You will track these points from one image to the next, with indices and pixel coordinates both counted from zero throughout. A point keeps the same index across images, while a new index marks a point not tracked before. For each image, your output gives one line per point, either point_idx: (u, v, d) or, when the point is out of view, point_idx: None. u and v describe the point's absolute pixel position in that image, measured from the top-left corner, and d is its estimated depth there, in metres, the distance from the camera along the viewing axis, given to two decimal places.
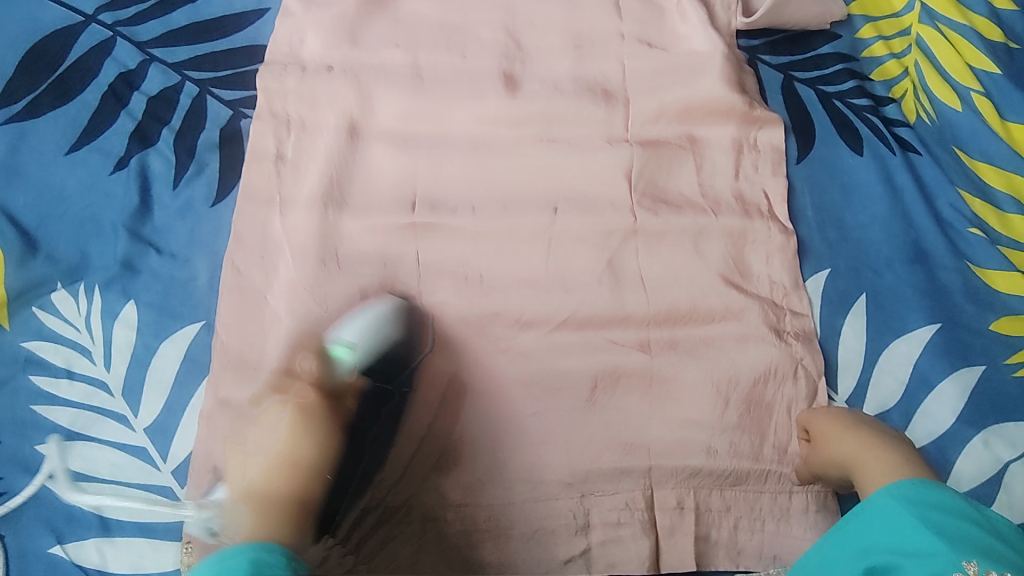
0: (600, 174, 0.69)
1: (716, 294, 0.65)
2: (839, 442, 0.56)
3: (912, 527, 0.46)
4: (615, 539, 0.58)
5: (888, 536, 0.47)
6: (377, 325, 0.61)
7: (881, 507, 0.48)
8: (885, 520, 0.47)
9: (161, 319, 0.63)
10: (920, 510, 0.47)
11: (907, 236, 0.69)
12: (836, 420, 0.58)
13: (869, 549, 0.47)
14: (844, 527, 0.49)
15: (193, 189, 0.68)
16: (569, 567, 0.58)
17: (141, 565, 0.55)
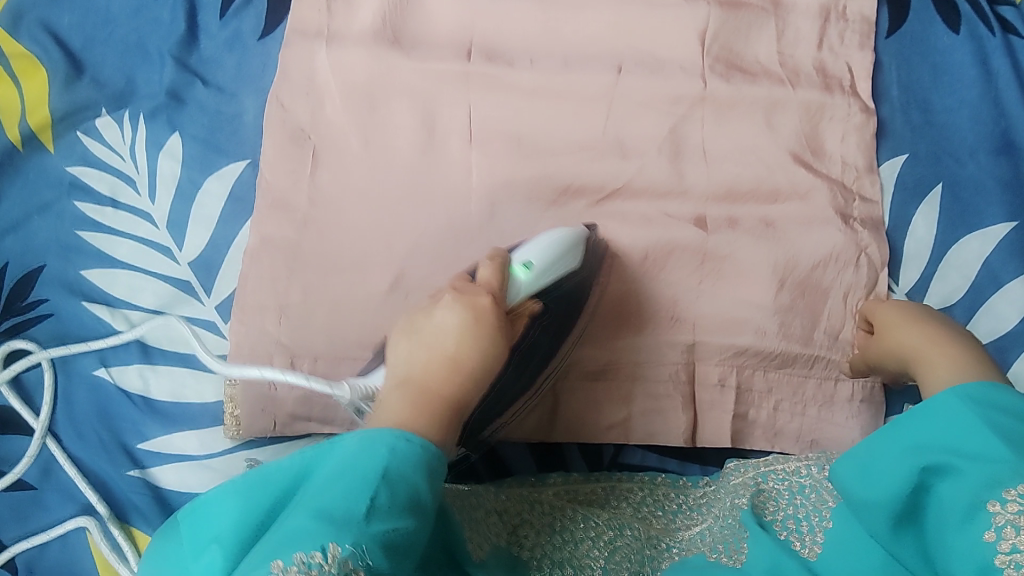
0: (673, 34, 0.64)
1: (784, 172, 0.61)
2: (905, 333, 0.53)
3: (974, 429, 0.42)
4: (656, 410, 0.58)
5: (948, 436, 0.43)
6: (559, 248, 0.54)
7: (945, 406, 0.44)
8: (946, 419, 0.44)
9: (207, 153, 0.61)
10: (987, 412, 0.43)
11: (997, 125, 0.64)
12: (902, 311, 0.55)
13: (928, 447, 0.44)
14: (903, 423, 0.46)
15: (241, 20, 0.64)
16: (609, 434, 0.58)
17: (183, 394, 0.56)
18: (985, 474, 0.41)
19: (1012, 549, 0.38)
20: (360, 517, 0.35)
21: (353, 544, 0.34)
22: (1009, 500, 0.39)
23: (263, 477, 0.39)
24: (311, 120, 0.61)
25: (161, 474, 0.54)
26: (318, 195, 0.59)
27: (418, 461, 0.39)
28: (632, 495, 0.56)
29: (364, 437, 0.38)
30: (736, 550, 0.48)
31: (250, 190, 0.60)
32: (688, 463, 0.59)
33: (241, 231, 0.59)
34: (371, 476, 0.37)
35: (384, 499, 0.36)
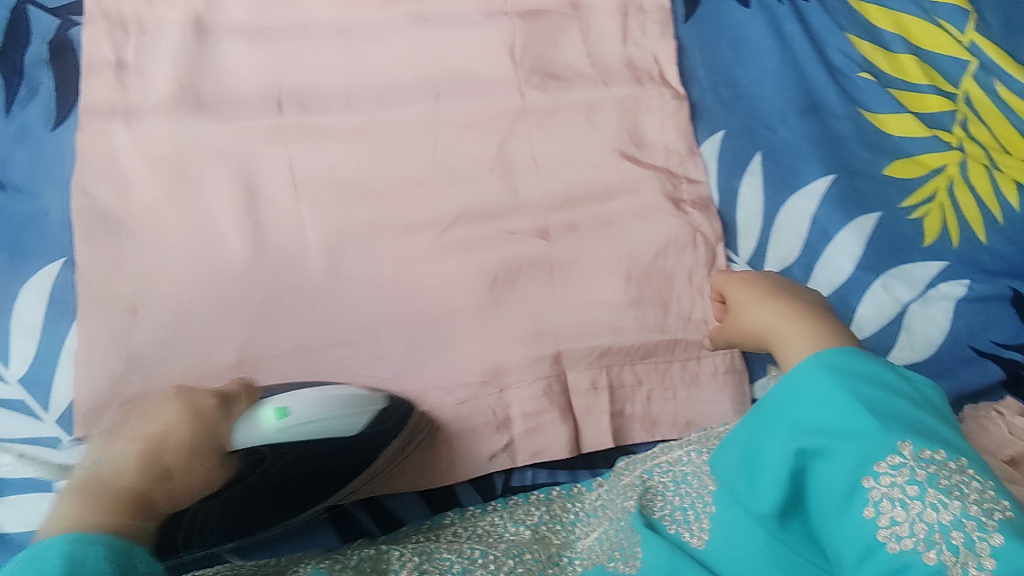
0: (482, 53, 0.64)
1: (612, 168, 0.63)
2: (756, 309, 0.55)
3: (841, 402, 0.43)
4: (536, 427, 0.57)
5: (817, 412, 0.44)
6: (331, 411, 0.52)
7: (809, 378, 0.45)
8: (813, 392, 0.44)
9: (14, 259, 0.56)
10: (851, 384, 0.44)
11: (800, 87, 0.67)
12: (752, 290, 0.56)
13: (799, 427, 0.44)
14: (773, 401, 0.46)
15: (28, 111, 0.60)
16: (495, 463, 0.57)
17: (37, 519, 0.51)
18: (854, 451, 0.42)
19: (891, 523, 0.40)
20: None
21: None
22: (881, 475, 0.41)
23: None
24: (120, 202, 0.58)
25: None
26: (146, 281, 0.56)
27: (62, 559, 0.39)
28: (528, 517, 0.56)
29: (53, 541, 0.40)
30: (631, 556, 0.49)
31: (69, 291, 0.56)
32: (577, 470, 0.59)
33: (68, 337, 0.55)
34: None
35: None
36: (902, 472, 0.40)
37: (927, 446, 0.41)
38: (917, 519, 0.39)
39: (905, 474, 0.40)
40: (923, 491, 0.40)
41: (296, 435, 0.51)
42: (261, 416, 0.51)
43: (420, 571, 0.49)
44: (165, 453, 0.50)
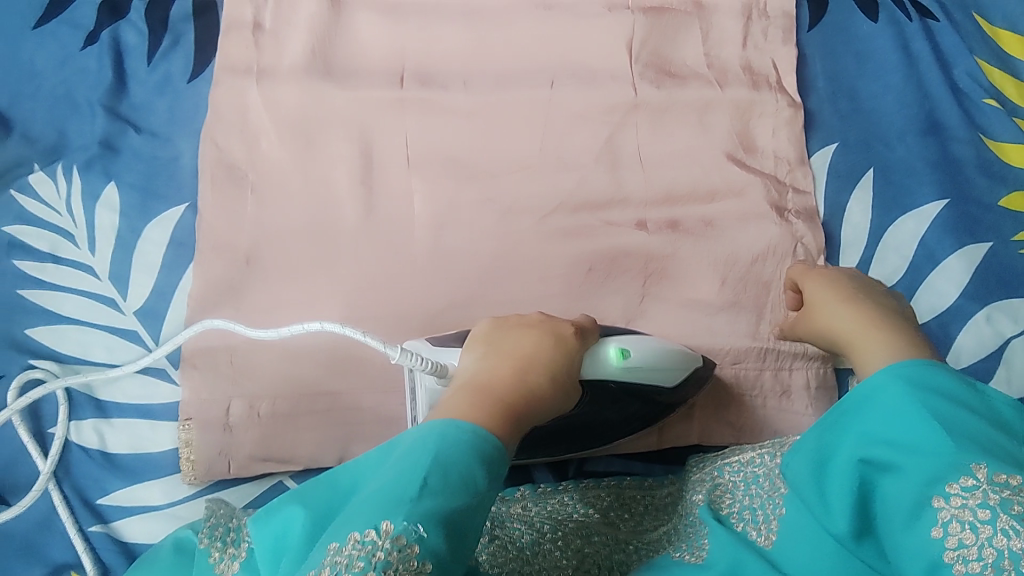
0: (602, 45, 0.65)
1: (717, 170, 0.63)
2: (831, 308, 0.54)
3: (914, 417, 0.42)
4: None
5: (889, 424, 0.43)
6: (660, 359, 0.53)
7: (884, 392, 0.44)
8: (885, 405, 0.44)
9: (145, 200, 0.61)
10: (923, 398, 0.43)
11: (922, 107, 0.66)
12: (829, 289, 0.55)
13: (871, 439, 0.43)
14: (847, 411, 0.46)
15: (170, 63, 0.64)
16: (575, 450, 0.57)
17: (142, 445, 0.56)
18: (922, 468, 0.40)
19: (958, 545, 0.37)
20: (412, 492, 0.36)
21: (408, 518, 0.34)
22: (952, 495, 0.38)
23: (366, 453, 0.41)
24: (247, 157, 0.61)
25: (126, 527, 0.55)
26: (261, 235, 0.59)
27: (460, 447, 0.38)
28: (599, 502, 0.56)
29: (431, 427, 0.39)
30: (698, 547, 0.48)
31: (191, 234, 0.60)
32: (653, 463, 0.60)
33: (184, 276, 0.59)
34: (479, 476, 0.37)
35: (435, 479, 0.36)
36: (974, 493, 0.38)
37: (1003, 470, 0.38)
38: (986, 543, 0.37)
39: (976, 497, 0.38)
40: (994, 516, 0.37)
41: (623, 375, 0.52)
42: (606, 351, 0.52)
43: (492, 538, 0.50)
44: (531, 372, 0.47)
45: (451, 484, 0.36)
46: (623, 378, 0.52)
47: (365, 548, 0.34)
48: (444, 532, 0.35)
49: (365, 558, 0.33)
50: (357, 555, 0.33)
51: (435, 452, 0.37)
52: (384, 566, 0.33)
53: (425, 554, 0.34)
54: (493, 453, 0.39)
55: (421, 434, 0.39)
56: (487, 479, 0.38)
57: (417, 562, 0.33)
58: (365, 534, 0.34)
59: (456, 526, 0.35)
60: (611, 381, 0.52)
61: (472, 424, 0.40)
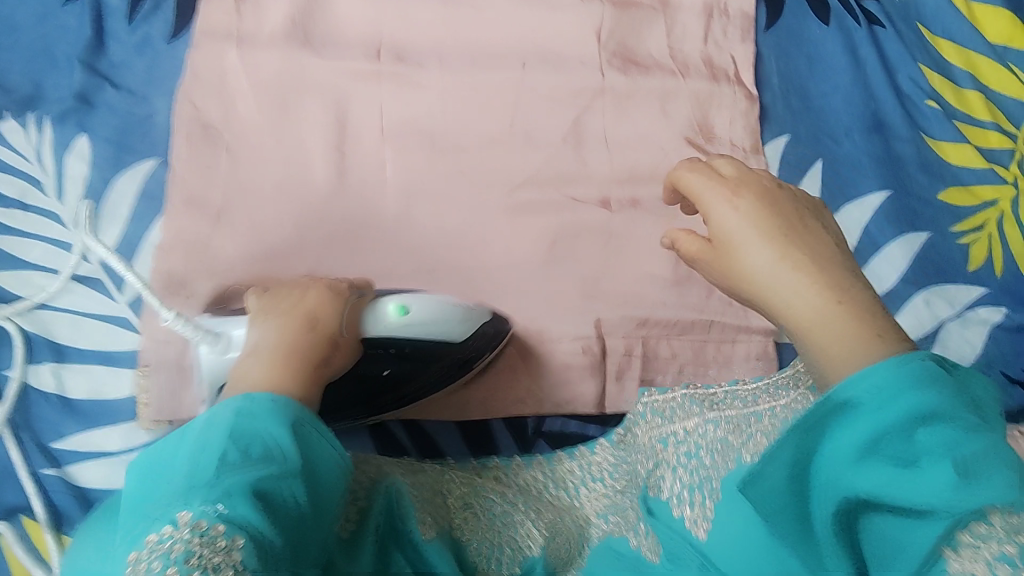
0: (572, 32, 0.68)
1: (677, 155, 0.66)
2: (752, 254, 0.45)
3: (912, 444, 0.34)
4: (564, 383, 0.60)
5: (885, 451, 0.34)
6: (442, 315, 0.55)
7: (876, 397, 0.35)
8: (880, 428, 0.35)
9: (118, 153, 0.61)
10: (913, 411, 0.34)
11: (868, 107, 0.70)
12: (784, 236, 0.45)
13: (859, 470, 0.35)
14: (823, 416, 0.37)
15: (150, 25, 0.65)
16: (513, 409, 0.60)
17: (100, 391, 0.56)
18: (938, 511, 0.33)
19: None
20: (209, 475, 0.37)
21: (207, 500, 0.35)
22: (966, 544, 0.33)
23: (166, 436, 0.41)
24: (222, 118, 0.62)
25: (81, 472, 0.55)
26: (232, 193, 0.61)
27: (268, 417, 0.40)
28: (570, 480, 0.58)
29: (226, 405, 0.41)
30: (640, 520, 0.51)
31: (163, 188, 0.61)
32: (607, 426, 0.61)
33: (153, 229, 0.60)
34: (287, 441, 0.39)
35: (233, 453, 0.38)
36: (991, 543, 0.32)
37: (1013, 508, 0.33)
38: None
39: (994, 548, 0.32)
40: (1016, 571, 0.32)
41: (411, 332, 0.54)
42: (384, 308, 0.54)
43: (466, 506, 0.53)
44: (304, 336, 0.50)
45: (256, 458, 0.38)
46: (403, 336, 0.54)
47: (166, 544, 0.34)
48: (256, 506, 0.36)
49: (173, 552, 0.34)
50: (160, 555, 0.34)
51: (232, 430, 0.39)
52: (188, 555, 0.34)
53: (235, 527, 0.35)
54: (287, 412, 0.41)
55: (225, 403, 0.41)
56: (296, 442, 0.40)
57: (224, 538, 0.34)
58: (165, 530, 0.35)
59: (270, 495, 0.37)
60: (387, 338, 0.54)
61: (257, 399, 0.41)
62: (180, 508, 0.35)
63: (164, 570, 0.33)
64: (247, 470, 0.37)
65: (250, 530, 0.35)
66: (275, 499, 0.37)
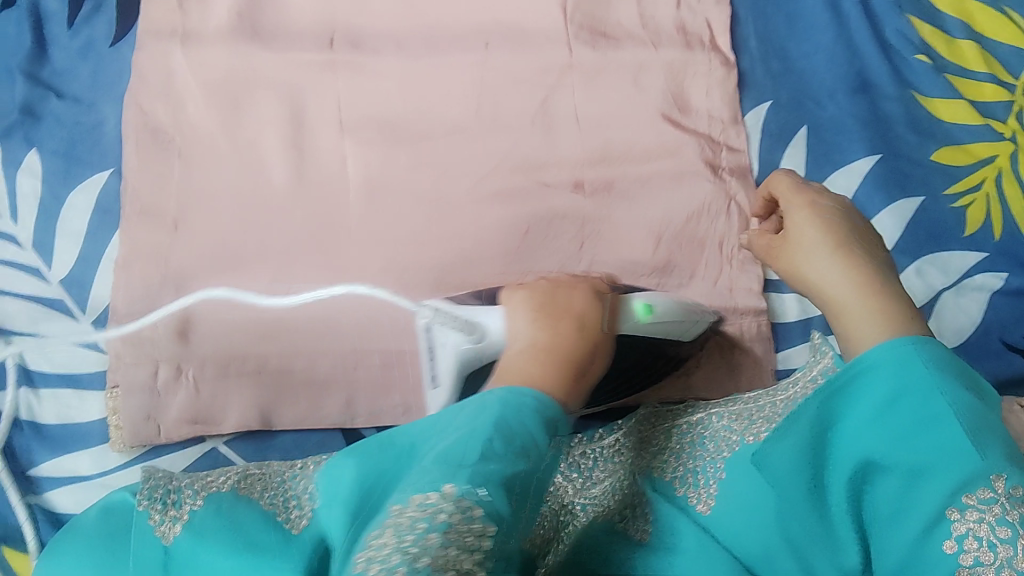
0: (536, 6, 0.65)
1: (651, 131, 0.63)
2: (823, 260, 0.50)
3: (906, 399, 0.38)
4: None
5: (898, 413, 0.38)
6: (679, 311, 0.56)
7: (892, 362, 0.39)
8: (887, 388, 0.38)
9: (68, 166, 0.59)
10: (923, 378, 0.38)
11: (852, 66, 0.66)
12: (828, 235, 0.51)
13: (872, 427, 0.38)
14: (853, 388, 0.39)
15: (93, 28, 0.62)
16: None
17: (69, 415, 0.55)
18: (944, 470, 0.36)
19: (975, 563, 0.34)
20: (472, 459, 0.36)
21: (470, 481, 0.35)
22: (970, 507, 0.35)
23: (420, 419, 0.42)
24: (174, 122, 0.60)
25: (58, 498, 0.54)
26: (188, 201, 0.58)
27: (529, 413, 0.40)
28: None
29: (492, 394, 0.41)
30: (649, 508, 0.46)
31: (117, 200, 0.59)
32: (591, 421, 0.58)
33: (111, 244, 0.58)
34: (544, 441, 0.39)
35: (498, 440, 0.37)
36: (996, 507, 0.34)
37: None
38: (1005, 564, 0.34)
39: (997, 512, 0.34)
40: (1016, 534, 0.34)
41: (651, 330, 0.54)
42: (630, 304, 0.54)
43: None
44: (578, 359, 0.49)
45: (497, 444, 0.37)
46: (647, 333, 0.54)
47: (423, 514, 0.34)
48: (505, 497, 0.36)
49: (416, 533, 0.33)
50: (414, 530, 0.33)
51: (501, 420, 0.39)
52: (446, 528, 0.34)
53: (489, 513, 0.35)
54: (549, 412, 0.41)
55: (489, 393, 0.41)
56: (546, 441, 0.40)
57: (477, 521, 0.34)
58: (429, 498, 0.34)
59: (517, 486, 0.37)
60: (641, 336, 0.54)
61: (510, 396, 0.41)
62: (445, 482, 0.35)
63: (424, 535, 0.33)
64: (503, 462, 0.37)
65: (497, 519, 0.35)
66: (521, 482, 0.37)
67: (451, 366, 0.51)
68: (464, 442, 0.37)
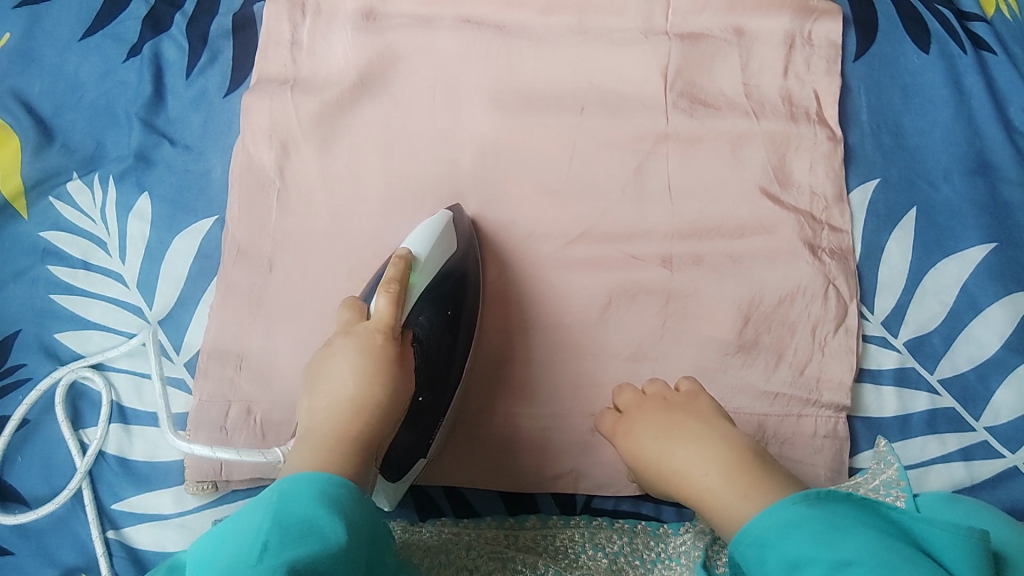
0: (637, 72, 0.64)
1: (748, 206, 0.61)
2: (679, 452, 0.49)
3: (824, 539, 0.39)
4: (602, 460, 0.57)
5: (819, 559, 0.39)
6: (440, 235, 0.56)
7: (806, 513, 0.41)
8: (805, 532, 0.40)
9: (174, 212, 0.62)
10: (834, 521, 0.40)
11: (971, 146, 0.63)
12: (674, 423, 0.51)
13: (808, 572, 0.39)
14: (775, 541, 0.41)
15: (206, 78, 0.65)
16: (557, 484, 0.57)
17: (155, 454, 0.56)
18: None
19: None
20: (250, 560, 0.34)
21: None
22: None
23: (295, 500, 0.38)
24: (277, 166, 0.62)
25: (134, 534, 0.55)
26: (284, 249, 0.60)
27: (314, 504, 0.38)
28: (610, 545, 0.53)
29: (269, 492, 0.39)
30: None
31: (218, 248, 0.61)
32: (664, 507, 0.57)
33: (208, 289, 0.60)
34: (335, 533, 0.37)
35: (274, 538, 0.35)
36: None
37: None
38: None
39: None
40: None
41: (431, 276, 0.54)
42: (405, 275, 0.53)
43: None
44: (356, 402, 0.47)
45: (299, 542, 0.35)
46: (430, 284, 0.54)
47: None
48: None
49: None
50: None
51: (275, 513, 0.37)
52: None
53: None
54: (331, 490, 0.40)
55: (273, 486, 0.40)
56: (351, 549, 0.37)
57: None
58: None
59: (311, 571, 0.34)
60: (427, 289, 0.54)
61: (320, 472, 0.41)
62: None
63: None
64: (280, 557, 0.34)
65: None
66: (321, 570, 0.35)
67: (91, 499, 0.55)
68: (242, 541, 0.36)
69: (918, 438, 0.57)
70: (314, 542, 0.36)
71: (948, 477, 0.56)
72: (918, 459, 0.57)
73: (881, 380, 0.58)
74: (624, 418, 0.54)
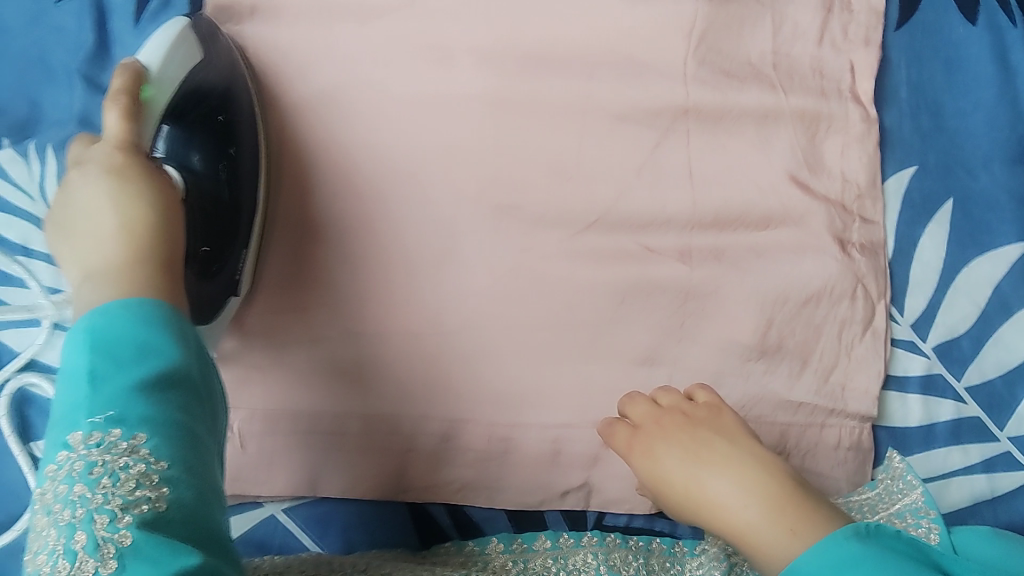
0: (659, 33, 0.56)
1: (775, 194, 0.55)
2: (711, 480, 0.46)
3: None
4: (615, 474, 0.54)
5: None
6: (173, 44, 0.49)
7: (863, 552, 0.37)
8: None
9: None
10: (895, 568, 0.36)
11: (1013, 131, 0.57)
12: (698, 443, 0.47)
13: None
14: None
15: (159, 25, 0.55)
16: (566, 500, 0.54)
17: None
18: None
19: None
20: (77, 409, 0.35)
21: (92, 416, 0.35)
22: None
23: (112, 325, 0.38)
24: None
25: None
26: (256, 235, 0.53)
27: (128, 321, 0.38)
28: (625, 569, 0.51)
29: (78, 325, 0.38)
30: None
31: None
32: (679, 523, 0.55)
33: None
34: (168, 347, 0.38)
35: (103, 367, 0.36)
36: None
37: None
38: None
39: None
40: None
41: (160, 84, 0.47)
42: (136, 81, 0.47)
43: None
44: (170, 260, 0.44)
45: (137, 366, 0.36)
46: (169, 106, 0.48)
47: (66, 468, 0.33)
48: (160, 396, 0.36)
49: (72, 473, 0.33)
50: (62, 477, 0.33)
51: (94, 342, 0.37)
52: (90, 467, 0.33)
53: (132, 425, 0.34)
54: (159, 312, 0.40)
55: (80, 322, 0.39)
56: (190, 365, 0.38)
57: (124, 441, 0.34)
58: (61, 458, 0.34)
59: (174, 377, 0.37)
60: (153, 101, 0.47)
61: (140, 294, 0.40)
62: (70, 431, 0.34)
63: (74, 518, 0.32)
64: (135, 373, 0.36)
65: (151, 424, 0.35)
66: (179, 372, 0.38)
67: None
68: (71, 389, 0.36)
69: (941, 448, 0.54)
70: (159, 370, 0.37)
71: (968, 490, 0.54)
72: (940, 470, 0.54)
73: (907, 387, 0.55)
74: (640, 433, 0.50)
